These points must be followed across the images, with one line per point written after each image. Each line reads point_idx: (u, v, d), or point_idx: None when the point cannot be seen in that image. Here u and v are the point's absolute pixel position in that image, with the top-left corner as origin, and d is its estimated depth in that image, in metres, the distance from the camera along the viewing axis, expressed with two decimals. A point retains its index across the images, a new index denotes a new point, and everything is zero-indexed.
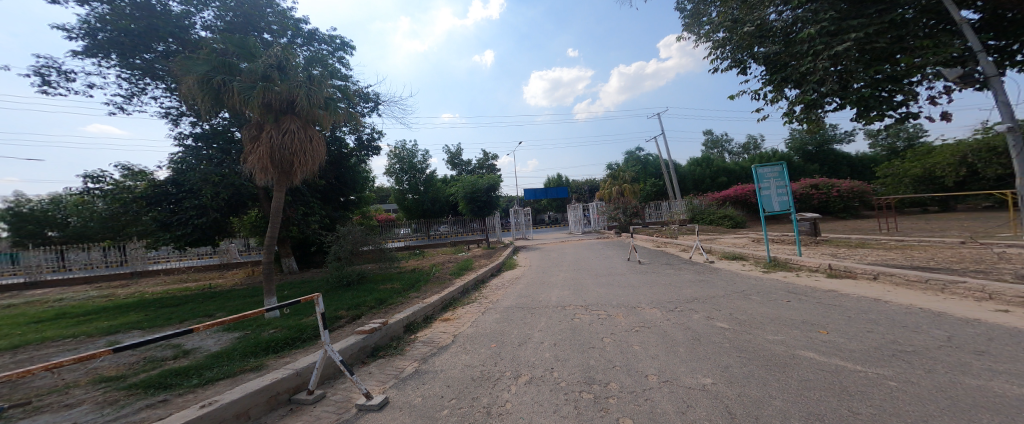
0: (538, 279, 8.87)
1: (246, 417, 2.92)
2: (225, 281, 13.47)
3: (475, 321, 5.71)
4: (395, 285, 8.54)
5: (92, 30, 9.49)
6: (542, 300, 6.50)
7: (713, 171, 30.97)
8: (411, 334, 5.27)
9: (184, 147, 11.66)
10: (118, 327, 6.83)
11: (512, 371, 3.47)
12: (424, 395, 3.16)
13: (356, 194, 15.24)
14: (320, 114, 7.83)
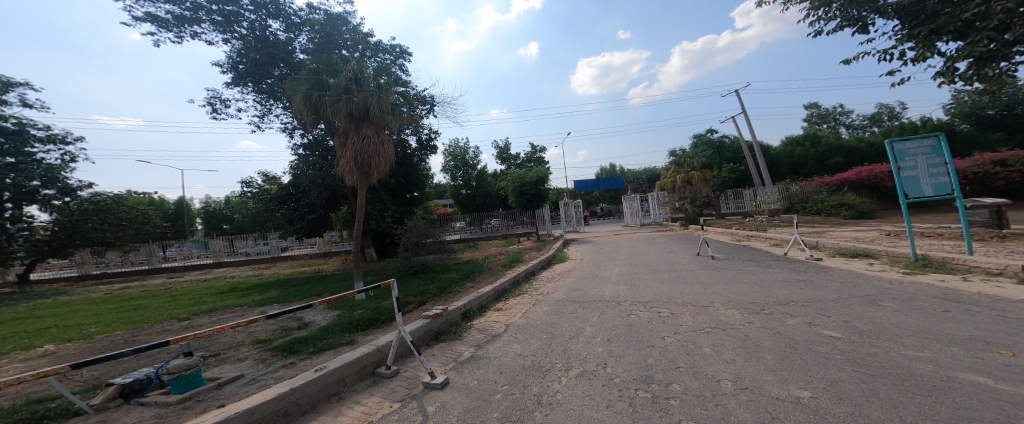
0: (591, 273, 8.62)
1: (343, 383, 3.43)
2: (327, 266, 15.89)
3: (526, 312, 5.77)
4: (453, 275, 9.08)
5: (236, 63, 11.77)
6: (595, 295, 6.28)
7: (823, 150, 25.92)
8: (467, 322, 5.56)
9: (298, 156, 13.90)
10: (265, 299, 8.64)
11: (566, 363, 3.45)
12: (479, 379, 3.32)
13: (420, 191, 16.43)
14: (389, 119, 8.58)
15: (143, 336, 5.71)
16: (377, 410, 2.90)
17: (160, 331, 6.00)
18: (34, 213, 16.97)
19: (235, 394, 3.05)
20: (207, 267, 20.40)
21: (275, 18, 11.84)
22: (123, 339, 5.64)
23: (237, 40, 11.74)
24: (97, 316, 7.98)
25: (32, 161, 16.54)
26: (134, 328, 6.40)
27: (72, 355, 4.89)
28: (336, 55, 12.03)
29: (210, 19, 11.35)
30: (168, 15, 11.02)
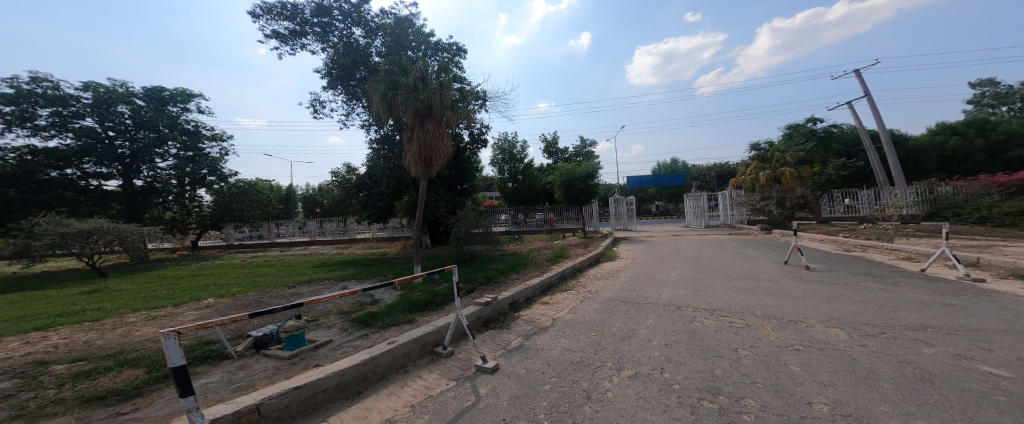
0: (646, 274, 8.07)
1: (408, 357, 3.77)
2: (392, 250, 17.54)
3: (574, 308, 5.68)
4: (502, 266, 9.32)
5: (328, 69, 13.48)
6: (649, 297, 5.88)
7: (1001, 140, 19.92)
8: (514, 312, 5.67)
9: (371, 149, 15.48)
10: (346, 275, 9.95)
11: (619, 363, 3.31)
12: (528, 368, 3.38)
13: (472, 184, 16.99)
14: (448, 114, 9.07)
15: (266, 298, 7.07)
16: (437, 385, 3.17)
17: (277, 295, 7.36)
18: (200, 195, 21.72)
19: (326, 356, 3.58)
20: (303, 243, 24.15)
21: (357, 26, 13.23)
22: (252, 299, 7.06)
23: (331, 48, 13.37)
24: (234, 279, 10.04)
25: (201, 155, 21.15)
26: (260, 291, 7.95)
27: (224, 308, 6.27)
28: (404, 56, 13.00)
29: (312, 31, 13.13)
30: (286, 30, 13.06)
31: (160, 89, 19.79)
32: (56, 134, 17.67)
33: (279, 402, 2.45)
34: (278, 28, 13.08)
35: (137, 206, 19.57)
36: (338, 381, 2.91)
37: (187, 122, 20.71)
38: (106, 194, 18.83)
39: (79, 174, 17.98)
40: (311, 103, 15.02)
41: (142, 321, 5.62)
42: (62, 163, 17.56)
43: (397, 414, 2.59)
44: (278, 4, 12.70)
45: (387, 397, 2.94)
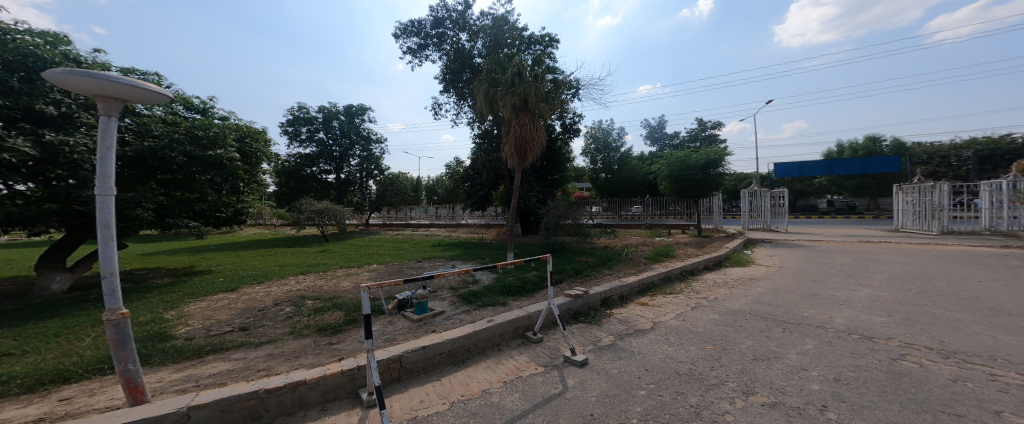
0: (786, 288, 6.36)
1: (504, 338, 3.90)
2: (490, 236, 18.69)
3: (680, 314, 4.90)
4: (595, 259, 8.70)
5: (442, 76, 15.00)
6: (792, 318, 4.58)
7: None
8: (607, 310, 5.24)
9: (476, 144, 16.72)
10: (455, 255, 11.14)
11: (745, 381, 2.77)
12: (621, 369, 3.04)
13: (564, 174, 16.68)
14: (542, 106, 9.00)
15: (407, 267, 8.77)
16: (526, 368, 3.14)
17: (417, 266, 9.01)
18: (370, 183, 27.62)
19: (441, 324, 4.03)
20: (426, 225, 27.99)
21: (463, 31, 14.30)
22: (397, 267, 8.83)
23: (445, 56, 14.81)
24: (381, 250, 12.54)
25: (377, 157, 27.38)
26: (400, 261, 9.90)
27: (386, 271, 8.10)
28: (501, 54, 13.45)
29: (431, 43, 14.78)
30: (415, 46, 15.08)
31: (353, 107, 26.54)
32: (308, 143, 25.12)
33: (412, 357, 3.01)
34: (409, 45, 15.19)
35: (343, 192, 26.45)
36: (448, 348, 3.29)
37: (368, 132, 27.03)
38: (330, 184, 26.19)
39: (318, 171, 25.52)
40: (432, 107, 17.16)
41: (347, 273, 7.83)
42: (311, 163, 25.21)
43: (492, 387, 2.75)
44: (408, 23, 14.73)
45: (484, 370, 3.15)
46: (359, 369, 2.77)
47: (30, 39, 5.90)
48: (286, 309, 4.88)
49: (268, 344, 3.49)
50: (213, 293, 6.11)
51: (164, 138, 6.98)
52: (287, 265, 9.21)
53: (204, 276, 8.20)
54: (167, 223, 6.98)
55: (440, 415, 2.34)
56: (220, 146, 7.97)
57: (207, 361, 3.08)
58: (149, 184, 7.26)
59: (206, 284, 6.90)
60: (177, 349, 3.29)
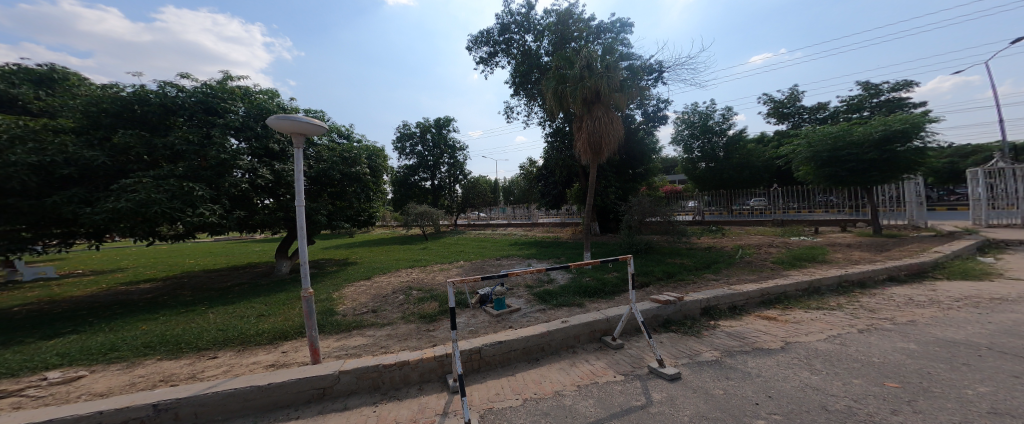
0: (971, 300, 4.74)
1: (577, 341, 4.11)
2: (565, 234, 18.78)
3: (828, 335, 3.49)
4: (689, 261, 7.89)
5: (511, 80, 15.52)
6: (986, 336, 3.34)
7: None
8: (710, 321, 4.24)
9: (548, 143, 16.87)
10: (532, 254, 11.45)
11: (910, 404, 2.03)
12: (727, 390, 2.39)
13: (643, 168, 15.79)
14: (617, 96, 8.74)
15: (487, 266, 9.59)
16: (602, 373, 3.26)
17: (497, 265, 9.71)
18: (456, 187, 30.13)
19: (516, 321, 4.89)
20: (503, 224, 28.68)
21: (529, 33, 14.57)
22: (480, 265, 9.70)
23: (513, 60, 15.31)
24: (467, 249, 13.65)
25: (461, 163, 29.66)
26: (482, 259, 10.81)
27: (467, 269, 9.20)
28: (568, 48, 13.38)
29: (499, 49, 15.36)
30: (486, 55, 15.83)
31: (441, 120, 28.99)
32: (410, 156, 28.25)
33: (490, 350, 3.63)
34: (481, 54, 16.00)
35: (437, 197, 29.27)
36: (522, 345, 3.80)
37: (453, 141, 29.29)
38: (427, 189, 28.95)
39: (419, 179, 28.61)
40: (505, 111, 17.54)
41: (434, 270, 9.31)
42: (414, 172, 28.31)
43: (564, 389, 2.97)
44: (478, 34, 15.54)
45: (559, 372, 3.43)
46: (447, 357, 3.54)
47: (261, 96, 8.82)
48: (400, 297, 6.64)
49: (387, 326, 5.01)
50: (358, 278, 8.46)
51: (328, 161, 9.21)
52: (401, 260, 11.30)
53: (353, 265, 10.95)
54: (331, 224, 9.19)
55: (513, 410, 2.69)
56: (359, 164, 9.84)
57: (351, 352, 4.03)
58: (323, 197, 9.59)
59: (354, 273, 9.37)
60: (342, 326, 4.99)
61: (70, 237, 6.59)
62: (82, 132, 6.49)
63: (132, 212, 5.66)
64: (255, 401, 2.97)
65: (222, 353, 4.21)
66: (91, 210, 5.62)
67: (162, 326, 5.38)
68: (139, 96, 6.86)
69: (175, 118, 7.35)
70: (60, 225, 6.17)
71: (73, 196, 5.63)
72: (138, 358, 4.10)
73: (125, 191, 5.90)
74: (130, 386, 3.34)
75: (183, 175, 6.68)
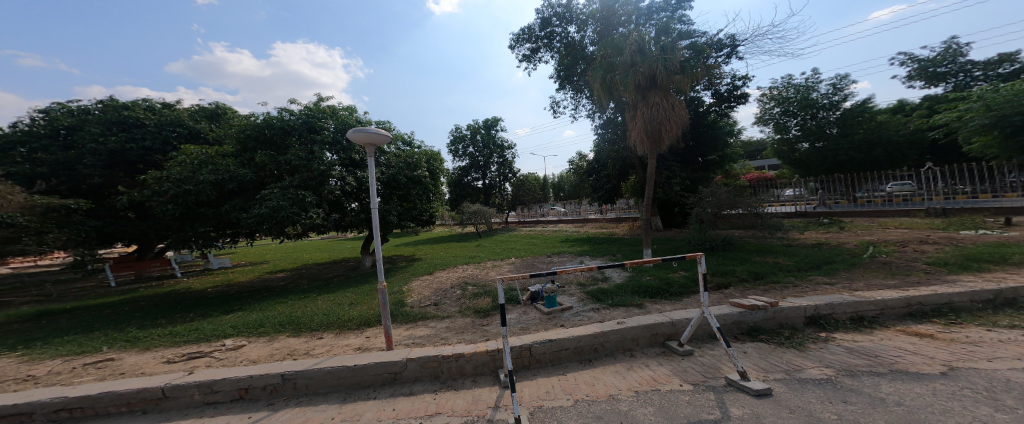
0: None
1: (637, 343, 3.86)
2: (620, 230, 17.93)
3: (994, 360, 2.72)
4: (779, 262, 6.89)
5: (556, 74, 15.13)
6: None
7: None
8: (818, 332, 3.61)
9: (598, 135, 16.27)
10: (584, 251, 11.14)
11: None
12: (841, 414, 2.02)
13: (712, 157, 14.38)
14: (678, 79, 8.00)
15: (539, 263, 9.54)
16: (665, 381, 2.98)
17: (548, 262, 9.62)
18: (505, 185, 30.63)
19: (568, 319, 4.75)
20: (554, 221, 28.32)
21: (572, 23, 14.04)
22: (532, 262, 9.70)
23: (556, 54, 14.90)
24: (518, 246, 13.79)
25: (510, 161, 30.04)
26: (533, 256, 10.78)
27: (518, 266, 9.25)
28: (616, 35, 12.64)
29: (542, 44, 15.04)
30: (528, 51, 15.59)
31: (489, 120, 29.60)
32: (461, 157, 29.42)
33: (540, 348, 3.59)
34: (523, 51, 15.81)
35: (488, 195, 30.13)
36: (575, 344, 3.67)
37: (502, 140, 29.72)
38: (479, 188, 29.92)
39: (471, 179, 29.71)
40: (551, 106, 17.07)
41: (487, 266, 9.52)
42: (466, 172, 29.44)
43: (619, 394, 2.79)
44: (519, 32, 15.39)
45: (613, 375, 3.24)
46: (498, 352, 3.54)
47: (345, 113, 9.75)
48: (457, 291, 6.93)
49: (446, 319, 5.23)
50: (420, 274, 9.01)
51: (395, 167, 9.98)
52: (457, 257, 11.77)
53: (416, 261, 11.70)
54: (400, 223, 9.98)
55: (564, 411, 2.59)
56: (420, 168, 10.46)
57: (417, 341, 4.29)
58: (392, 200, 10.41)
59: (417, 268, 10.01)
60: (408, 317, 5.35)
61: (237, 235, 8.82)
62: (236, 155, 8.57)
63: (271, 216, 7.27)
64: (346, 379, 3.35)
65: (326, 334, 4.82)
66: (249, 215, 7.37)
67: (289, 308, 6.36)
68: (267, 122, 8.29)
69: (291, 138, 8.70)
70: (231, 227, 8.33)
71: (235, 205, 7.63)
72: (274, 333, 4.98)
73: (266, 200, 7.54)
74: (271, 356, 4.07)
75: (297, 186, 8.00)
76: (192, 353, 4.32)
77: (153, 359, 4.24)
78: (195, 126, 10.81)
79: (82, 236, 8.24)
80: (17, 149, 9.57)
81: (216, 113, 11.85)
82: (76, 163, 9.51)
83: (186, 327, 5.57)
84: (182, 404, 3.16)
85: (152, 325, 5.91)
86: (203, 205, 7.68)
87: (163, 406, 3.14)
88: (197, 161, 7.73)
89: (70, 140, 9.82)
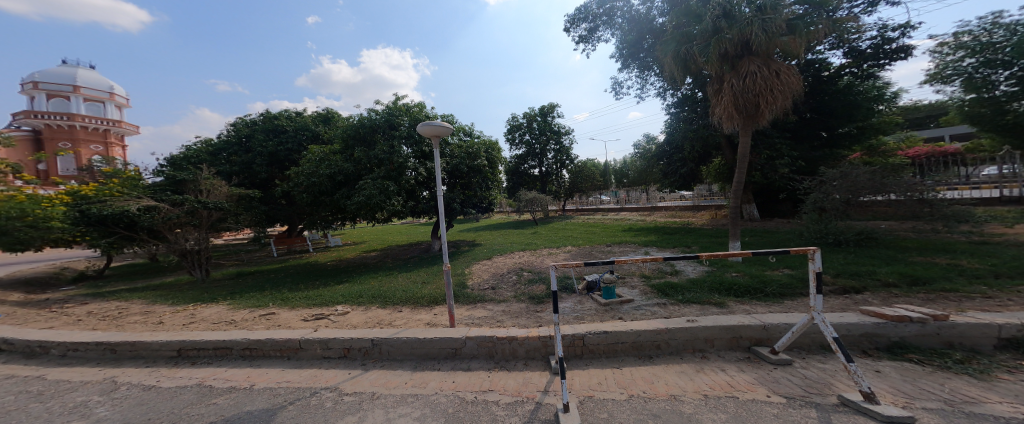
0: None
1: (712, 345, 3.46)
2: (696, 220, 16.16)
3: None
4: (961, 264, 5.39)
5: (620, 53, 13.86)
6: None
7: None
8: (1006, 358, 2.74)
9: (670, 115, 14.70)
10: (649, 242, 10.36)
11: None
12: None
13: (853, 128, 11.89)
14: (782, 42, 6.67)
15: (598, 252, 9.17)
16: (746, 389, 2.62)
17: (608, 251, 9.18)
18: (562, 172, 29.92)
19: (627, 312, 4.49)
20: (615, 209, 26.87)
21: None
22: (590, 251, 9.37)
23: (618, 30, 13.60)
24: (575, 234, 13.48)
25: (567, 148, 29.18)
26: (593, 245, 10.40)
27: (576, 254, 9.02)
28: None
29: (602, 21, 13.82)
30: (586, 31, 14.48)
31: (545, 107, 28.92)
32: (519, 145, 29.47)
33: (595, 338, 3.48)
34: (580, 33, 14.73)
35: (545, 183, 29.82)
36: (635, 339, 3.47)
37: (558, 127, 28.94)
38: (535, 176, 29.79)
39: (528, 167, 29.67)
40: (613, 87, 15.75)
41: (546, 254, 9.47)
42: (523, 160, 29.47)
43: (683, 396, 2.54)
44: (575, 12, 14.34)
45: (678, 375, 2.98)
46: (550, 338, 3.53)
47: (416, 109, 10.42)
48: (515, 277, 7.06)
49: (503, 303, 5.38)
50: (482, 258, 9.41)
51: (459, 157, 10.44)
52: (517, 243, 11.97)
53: (478, 246, 12.23)
54: (463, 210, 10.72)
55: (615, 404, 2.47)
56: (480, 157, 10.81)
57: (481, 321, 4.50)
58: (456, 188, 10.98)
59: (480, 253, 10.48)
60: (468, 298, 5.64)
61: (343, 217, 10.43)
62: (341, 151, 9.90)
63: (366, 204, 8.47)
64: (421, 349, 3.69)
65: (403, 308, 5.38)
66: (353, 200, 8.53)
67: (378, 283, 7.27)
68: (361, 121, 9.53)
69: (377, 135, 9.71)
70: (337, 211, 9.86)
71: (342, 193, 9.02)
72: (369, 304, 5.73)
73: (362, 188, 8.66)
74: (366, 323, 4.70)
75: (383, 177, 8.96)
76: (318, 314, 5.22)
77: (297, 316, 5.24)
78: (312, 128, 13.26)
79: (257, 217, 10.68)
80: (222, 154, 13.00)
81: (328, 116, 14.18)
82: (249, 164, 12.59)
83: (313, 292, 6.80)
84: (311, 355, 3.86)
85: (291, 289, 7.30)
86: (325, 194, 9.43)
87: (298, 355, 3.87)
88: (318, 160, 9.36)
89: (246, 145, 13.08)
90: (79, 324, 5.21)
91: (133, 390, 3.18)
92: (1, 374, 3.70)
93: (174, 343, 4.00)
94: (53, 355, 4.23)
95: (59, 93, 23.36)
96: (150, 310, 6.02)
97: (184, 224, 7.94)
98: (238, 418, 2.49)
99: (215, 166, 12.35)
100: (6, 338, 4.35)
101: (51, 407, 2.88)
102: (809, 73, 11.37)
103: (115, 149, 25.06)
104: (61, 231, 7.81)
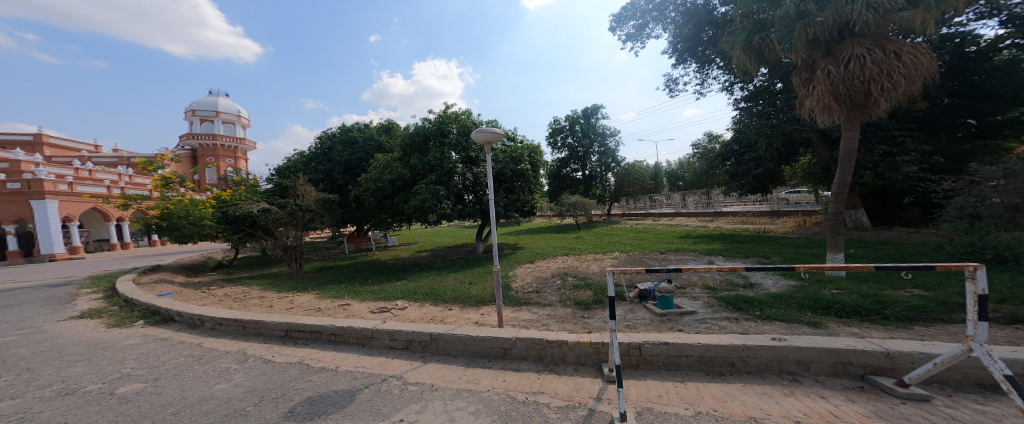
0: None
1: (807, 368, 3.01)
2: (776, 228, 14.16)
3: None
4: None
5: (675, 47, 12.83)
6: None
7: None
8: None
9: (739, 110, 13.16)
10: (712, 250, 9.37)
11: None
12: None
13: (1018, 111, 9.45)
14: (901, 18, 5.53)
15: (649, 259, 8.59)
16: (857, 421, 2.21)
17: (663, 259, 8.53)
18: (608, 175, 28.70)
19: (689, 324, 4.11)
20: (669, 214, 24.93)
21: None
22: (641, 258, 8.79)
23: (670, 26, 12.58)
24: (623, 240, 12.79)
25: (613, 150, 28.03)
26: (644, 251, 9.76)
27: (624, 260, 8.56)
28: None
29: (652, 17, 12.90)
30: (634, 29, 13.67)
31: (588, 109, 28.08)
32: (561, 149, 29.00)
33: (653, 349, 3.25)
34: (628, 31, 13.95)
35: (589, 186, 28.83)
36: (704, 354, 3.16)
37: (603, 128, 27.90)
38: (579, 179, 28.97)
39: (570, 171, 28.97)
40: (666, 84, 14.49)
41: (592, 259, 9.14)
42: (565, 164, 28.90)
43: (766, 420, 2.24)
44: (622, 10, 13.61)
45: (758, 396, 2.64)
46: (603, 345, 3.38)
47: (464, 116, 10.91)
48: (559, 282, 6.93)
49: (548, 307, 5.33)
50: (525, 261, 9.47)
51: (503, 161, 10.64)
52: (561, 248, 11.77)
53: (522, 250, 12.29)
54: (506, 214, 10.90)
55: (680, 419, 2.29)
56: (523, 162, 10.90)
57: (535, 323, 4.50)
58: (501, 192, 11.21)
59: (524, 256, 10.56)
60: (514, 300, 5.70)
61: (401, 220, 11.29)
62: (400, 158, 10.73)
63: (420, 207, 9.09)
64: (475, 346, 3.81)
65: (454, 306, 5.63)
66: (410, 203, 9.25)
67: (429, 282, 7.74)
68: (417, 131, 10.29)
69: (429, 143, 10.34)
70: (395, 213, 10.76)
71: (401, 198, 9.81)
72: (422, 301, 6.10)
73: (416, 193, 9.35)
74: (422, 318, 5.01)
75: (434, 182, 9.56)
76: (382, 308, 5.70)
77: (366, 308, 5.79)
78: (375, 138, 14.71)
79: (335, 218, 12.04)
80: (310, 164, 14.96)
81: (387, 127, 15.56)
82: (327, 172, 14.31)
83: (378, 287, 7.48)
84: (381, 344, 4.23)
85: (361, 283, 8.13)
86: (389, 198, 10.33)
87: (371, 343, 4.28)
88: (382, 167, 10.35)
89: (325, 156, 14.95)
90: (217, 303, 6.45)
91: (257, 362, 3.81)
92: (174, 340, 4.72)
93: (283, 324, 4.70)
94: (206, 327, 5.25)
95: (208, 117, 29.15)
96: (264, 295, 7.17)
97: (286, 223, 9.35)
98: (329, 395, 2.83)
99: (307, 174, 14.33)
100: (177, 311, 5.52)
101: (207, 370, 3.57)
102: (946, 49, 9.22)
103: (242, 162, 30.54)
104: (209, 228, 9.52)
